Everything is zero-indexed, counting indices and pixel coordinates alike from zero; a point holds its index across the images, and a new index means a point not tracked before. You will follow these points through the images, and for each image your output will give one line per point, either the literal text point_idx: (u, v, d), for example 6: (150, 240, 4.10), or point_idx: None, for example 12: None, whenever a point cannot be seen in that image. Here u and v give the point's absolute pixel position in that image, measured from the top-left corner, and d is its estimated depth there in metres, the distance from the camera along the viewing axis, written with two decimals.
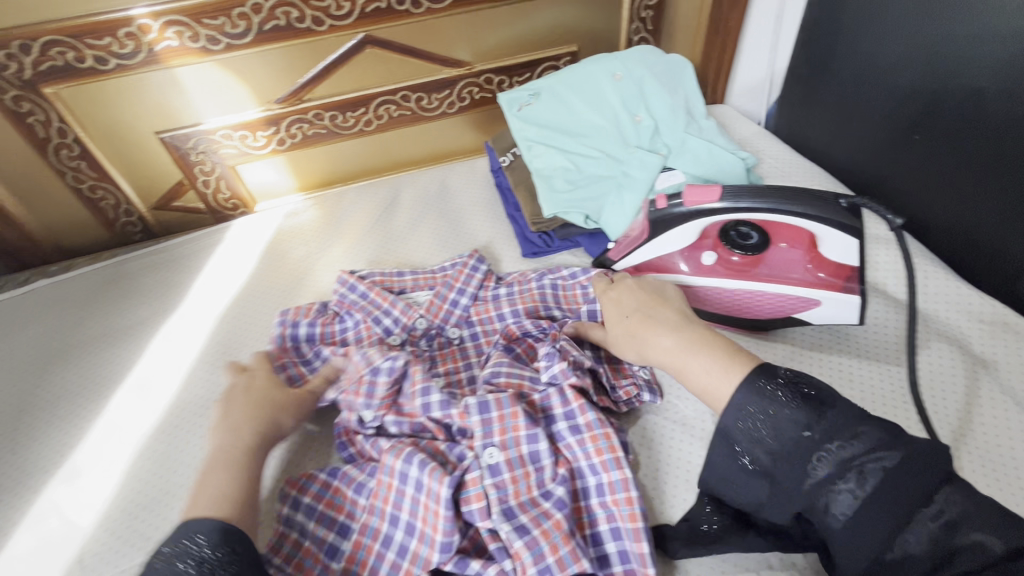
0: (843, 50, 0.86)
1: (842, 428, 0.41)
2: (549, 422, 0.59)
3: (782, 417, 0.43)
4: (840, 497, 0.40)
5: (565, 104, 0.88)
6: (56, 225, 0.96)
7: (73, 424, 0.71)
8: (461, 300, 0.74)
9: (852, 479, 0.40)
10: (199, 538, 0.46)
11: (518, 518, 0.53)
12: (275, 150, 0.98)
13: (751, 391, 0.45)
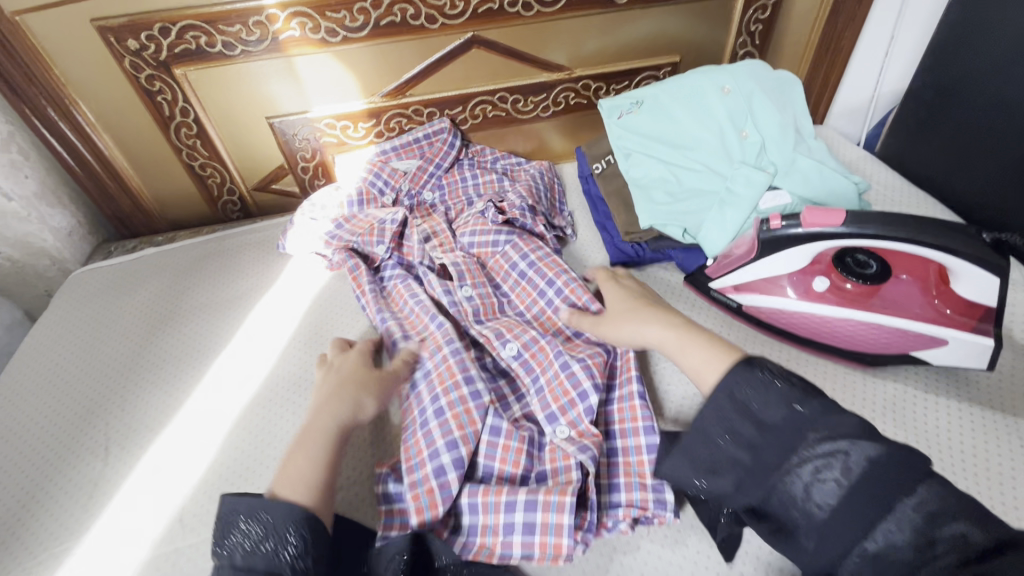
0: (976, 75, 0.80)
1: (817, 422, 0.44)
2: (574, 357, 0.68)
3: (772, 399, 0.46)
4: (817, 484, 0.42)
5: (668, 115, 0.86)
6: (166, 197, 1.03)
7: (176, 386, 0.75)
8: (520, 263, 0.78)
9: (831, 472, 0.42)
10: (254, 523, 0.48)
11: (558, 431, 0.61)
12: (372, 142, 1.01)
13: (740, 370, 0.48)
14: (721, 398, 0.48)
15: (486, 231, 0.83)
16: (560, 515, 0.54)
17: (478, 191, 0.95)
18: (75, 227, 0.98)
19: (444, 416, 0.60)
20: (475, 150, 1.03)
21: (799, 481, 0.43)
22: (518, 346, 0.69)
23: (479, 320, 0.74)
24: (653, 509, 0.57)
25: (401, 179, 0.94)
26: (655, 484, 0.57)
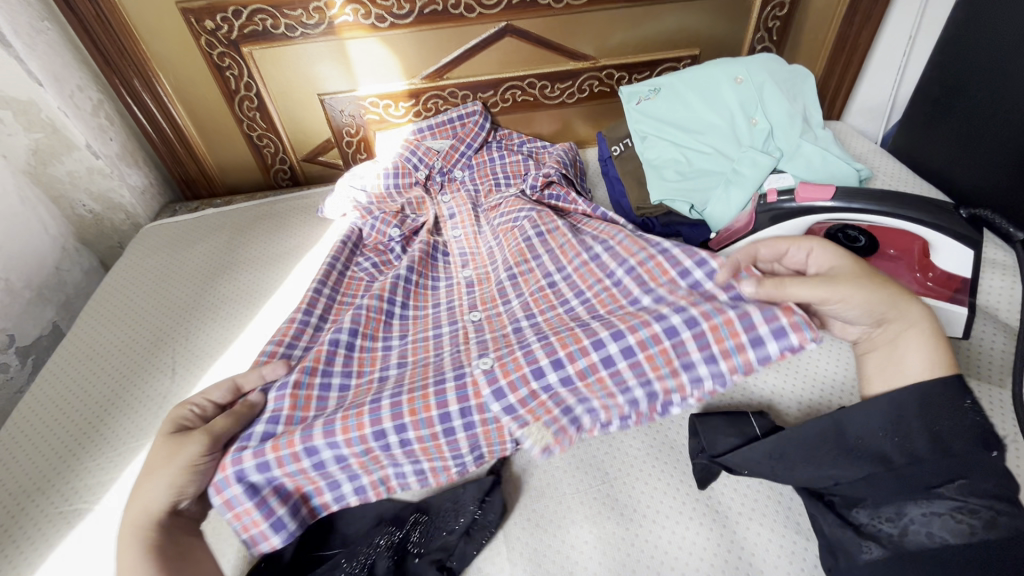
0: (979, 72, 0.84)
1: (990, 480, 0.46)
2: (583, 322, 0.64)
3: (965, 432, 0.47)
4: (942, 519, 0.45)
5: (683, 103, 0.93)
6: (226, 164, 1.15)
7: (231, 323, 0.85)
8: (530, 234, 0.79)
9: (967, 519, 0.44)
10: None
11: (507, 398, 0.56)
12: (410, 120, 1.11)
13: (937, 391, 0.49)
14: (910, 408, 0.50)
15: (514, 209, 0.88)
16: (503, 442, 0.59)
17: (503, 170, 1.03)
18: (147, 186, 1.11)
19: (348, 392, 0.63)
20: (502, 135, 1.12)
21: (925, 507, 0.46)
22: (489, 338, 0.66)
23: (475, 309, 0.73)
24: (692, 389, 0.55)
25: (435, 156, 1.02)
26: (683, 363, 0.54)
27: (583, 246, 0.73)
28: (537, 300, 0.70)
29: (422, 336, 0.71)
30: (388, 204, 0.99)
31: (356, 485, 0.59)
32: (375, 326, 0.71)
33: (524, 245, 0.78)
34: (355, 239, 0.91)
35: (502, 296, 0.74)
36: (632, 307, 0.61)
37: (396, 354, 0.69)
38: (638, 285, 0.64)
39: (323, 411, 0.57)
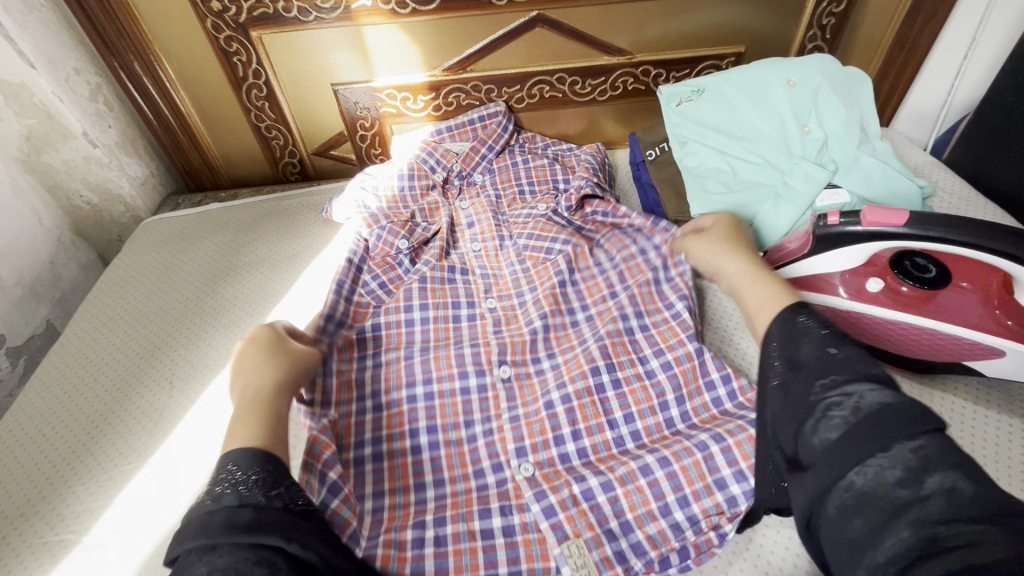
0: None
1: (850, 365, 0.42)
2: (612, 425, 0.65)
3: (801, 336, 0.45)
4: (820, 420, 0.40)
5: (729, 106, 0.85)
6: (233, 155, 1.08)
7: (235, 332, 0.79)
8: (563, 279, 0.78)
9: (839, 412, 0.40)
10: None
11: (547, 498, 0.58)
12: (430, 115, 1.03)
13: (785, 318, 0.48)
14: (767, 345, 0.47)
15: (545, 234, 0.84)
16: (545, 561, 0.54)
17: (529, 177, 0.97)
18: (148, 177, 1.05)
19: (381, 465, 0.62)
20: (526, 136, 1.05)
21: (816, 409, 0.41)
22: (521, 412, 0.66)
23: (505, 359, 0.70)
24: (728, 510, 0.56)
25: (453, 158, 0.96)
26: (716, 481, 0.57)
27: (622, 320, 0.72)
28: (570, 367, 0.69)
29: (449, 384, 0.69)
30: (399, 211, 0.91)
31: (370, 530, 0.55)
32: (396, 376, 0.69)
33: (557, 288, 0.77)
34: (361, 252, 0.83)
35: (534, 347, 0.72)
36: (667, 428, 0.64)
37: (423, 401, 0.67)
38: (672, 386, 0.66)
39: (372, 494, 0.59)
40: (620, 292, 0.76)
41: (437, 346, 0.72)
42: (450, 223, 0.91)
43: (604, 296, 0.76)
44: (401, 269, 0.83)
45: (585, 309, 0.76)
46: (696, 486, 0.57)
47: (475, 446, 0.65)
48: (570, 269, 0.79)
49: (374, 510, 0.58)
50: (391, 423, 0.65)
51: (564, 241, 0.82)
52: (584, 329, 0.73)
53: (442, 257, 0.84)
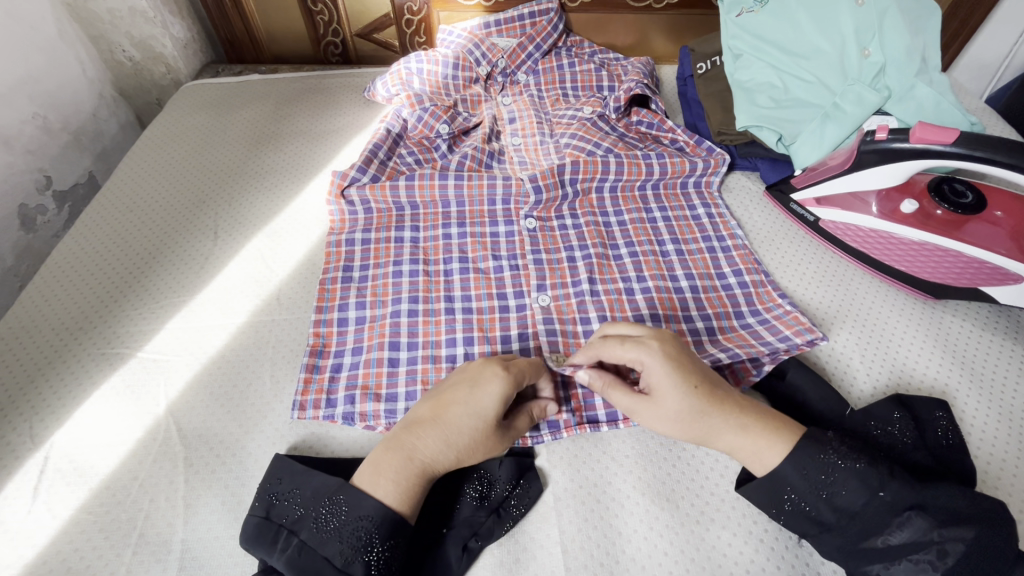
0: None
1: (902, 497, 0.46)
2: (624, 284, 0.71)
3: (845, 478, 0.47)
4: (903, 568, 0.45)
5: (791, 20, 0.83)
6: (275, 28, 1.06)
7: (277, 194, 0.81)
8: (605, 186, 0.79)
9: (926, 558, 0.44)
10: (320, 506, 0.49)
11: (555, 335, 0.65)
12: (479, 5, 1.01)
13: (810, 449, 0.49)
14: (795, 484, 0.49)
15: (584, 140, 0.84)
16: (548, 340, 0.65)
17: (573, 80, 0.97)
18: (190, 40, 1.04)
19: (414, 366, 0.62)
20: (573, 40, 1.03)
21: (887, 560, 0.45)
22: (559, 334, 0.66)
23: (539, 250, 0.74)
24: (693, 339, 0.65)
25: (500, 53, 0.94)
26: (687, 316, 0.68)
27: (655, 236, 0.76)
28: (601, 265, 0.72)
29: (488, 301, 0.68)
30: (441, 97, 0.91)
31: (410, 355, 0.63)
32: (434, 251, 0.74)
33: (594, 192, 0.80)
34: (399, 129, 0.85)
35: (565, 238, 0.75)
36: (661, 257, 0.74)
37: (460, 313, 0.67)
38: (669, 231, 0.77)
39: (407, 345, 0.64)
40: (658, 213, 0.79)
41: (476, 232, 0.76)
42: (493, 116, 0.91)
43: (639, 209, 0.79)
44: (438, 151, 0.85)
45: (619, 218, 0.78)
46: (676, 312, 0.68)
47: (506, 314, 0.67)
48: (619, 169, 0.79)
49: (389, 411, 0.59)
50: (427, 329, 0.66)
51: (607, 150, 0.83)
52: (609, 240, 0.76)
53: (484, 143, 0.85)
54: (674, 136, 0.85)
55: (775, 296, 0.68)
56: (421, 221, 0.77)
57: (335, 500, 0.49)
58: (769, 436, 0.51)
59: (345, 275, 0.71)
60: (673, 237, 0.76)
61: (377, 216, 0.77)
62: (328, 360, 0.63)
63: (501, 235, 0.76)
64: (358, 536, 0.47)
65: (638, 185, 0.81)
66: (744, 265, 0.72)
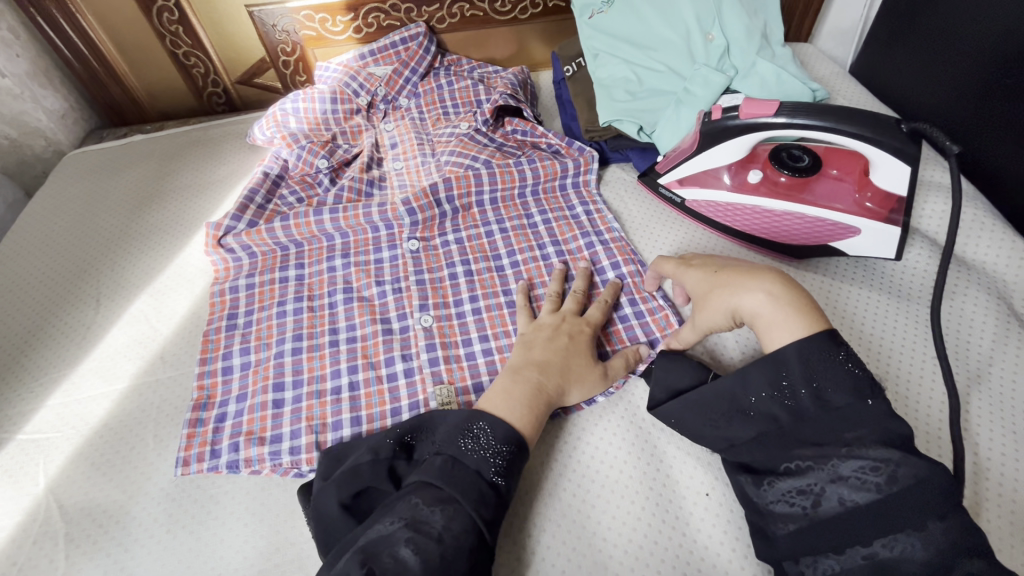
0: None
1: (876, 423, 0.47)
2: (505, 294, 0.73)
3: (842, 381, 0.48)
4: (847, 483, 0.45)
5: (638, 15, 0.87)
6: (154, 87, 1.06)
7: (159, 254, 0.81)
8: (484, 198, 0.82)
9: (872, 477, 0.44)
10: (474, 432, 0.52)
11: (436, 352, 0.66)
12: (351, 38, 1.02)
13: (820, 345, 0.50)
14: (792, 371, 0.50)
15: (463, 154, 0.86)
16: (430, 358, 0.66)
17: (452, 98, 0.99)
18: (67, 110, 1.03)
19: (299, 404, 0.63)
20: (450, 59, 1.06)
21: (834, 465, 0.46)
22: (441, 354, 0.66)
23: (421, 270, 0.75)
24: None
25: (377, 81, 0.97)
26: None
27: (535, 240, 0.78)
28: (482, 278, 0.74)
29: (372, 328, 0.69)
30: (320, 132, 0.92)
31: (294, 394, 0.63)
32: (319, 285, 0.74)
33: (474, 206, 0.82)
34: (280, 171, 0.86)
35: (447, 256, 0.77)
36: (542, 260, 0.76)
37: (344, 344, 0.68)
38: (548, 233, 0.79)
39: (292, 384, 0.64)
40: (538, 217, 0.81)
41: (359, 260, 0.77)
42: (374, 143, 0.93)
43: (520, 216, 0.81)
44: (321, 187, 0.85)
45: (500, 227, 0.80)
46: None
47: (389, 337, 0.68)
48: (494, 186, 0.81)
49: (274, 453, 0.59)
50: (312, 364, 0.66)
51: (485, 162, 0.85)
52: (491, 251, 0.77)
53: (364, 172, 0.87)
54: (548, 140, 0.88)
55: (650, 286, 0.71)
56: (306, 258, 0.78)
57: (473, 421, 0.53)
58: (789, 312, 0.53)
59: (229, 323, 0.71)
60: (553, 238, 0.78)
61: (261, 260, 0.77)
62: (213, 412, 0.63)
63: (384, 261, 0.77)
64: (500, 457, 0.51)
65: (517, 193, 0.83)
66: (621, 257, 0.74)
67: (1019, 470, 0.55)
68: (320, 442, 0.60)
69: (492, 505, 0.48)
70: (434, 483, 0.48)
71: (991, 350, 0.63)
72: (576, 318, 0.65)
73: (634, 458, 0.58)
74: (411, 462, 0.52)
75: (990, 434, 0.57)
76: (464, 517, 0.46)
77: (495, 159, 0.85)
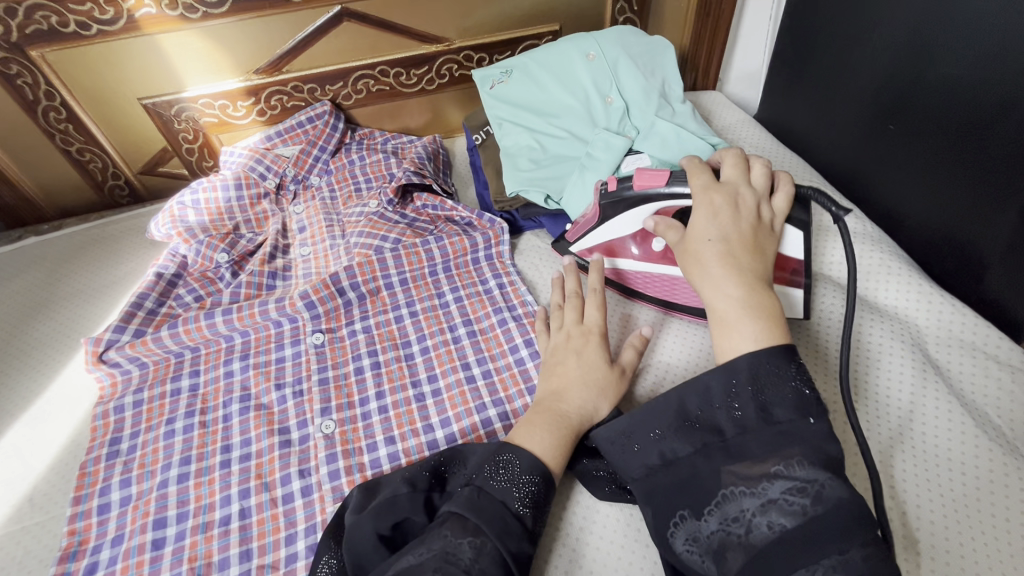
0: (839, 29, 0.83)
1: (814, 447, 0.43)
2: (414, 385, 0.68)
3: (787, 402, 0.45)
4: (777, 506, 0.41)
5: (538, 84, 0.87)
6: (50, 185, 1.01)
7: (41, 373, 0.74)
8: (394, 280, 0.78)
9: (799, 499, 0.41)
10: (498, 458, 0.50)
11: (337, 463, 0.61)
12: (256, 120, 1.00)
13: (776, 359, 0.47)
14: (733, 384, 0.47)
15: (373, 235, 0.83)
16: (331, 469, 0.60)
17: (364, 173, 0.96)
18: None
19: (182, 542, 0.56)
20: (362, 133, 1.04)
21: (760, 489, 0.42)
22: (342, 465, 0.61)
23: (325, 367, 0.70)
24: (483, 430, 0.63)
25: (285, 163, 0.93)
26: (478, 406, 0.65)
27: (446, 322, 0.74)
28: (390, 370, 0.70)
29: (268, 441, 0.64)
30: (223, 223, 0.88)
31: (177, 530, 0.57)
32: (214, 395, 0.69)
33: (383, 289, 0.78)
34: (177, 268, 0.81)
35: (353, 348, 0.72)
36: (454, 343, 0.72)
37: (237, 463, 0.62)
38: (461, 312, 0.75)
39: (175, 518, 0.58)
40: (450, 295, 0.77)
41: (259, 362, 0.72)
42: (280, 229, 0.89)
43: (431, 296, 0.77)
44: (221, 282, 0.81)
45: (412, 310, 0.76)
46: (468, 404, 0.65)
47: (287, 450, 0.63)
48: (402, 271, 0.79)
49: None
50: (199, 492, 0.60)
51: (394, 241, 0.82)
52: (399, 339, 0.73)
53: (266, 263, 0.83)
54: (460, 213, 0.86)
55: None
56: (202, 364, 0.72)
57: (496, 450, 0.51)
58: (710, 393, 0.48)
59: (111, 450, 0.65)
60: (465, 318, 0.74)
61: (151, 373, 0.71)
62: (81, 562, 0.56)
63: (284, 361, 0.72)
64: (529, 484, 0.49)
65: (427, 271, 0.80)
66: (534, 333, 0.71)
67: (950, 529, 0.53)
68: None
69: (518, 536, 0.46)
70: (459, 513, 0.46)
71: (915, 402, 0.62)
72: (585, 326, 0.63)
73: (545, 549, 0.54)
74: (445, 495, 0.52)
75: (919, 504, 0.55)
76: (490, 550, 0.44)
77: (404, 237, 0.82)
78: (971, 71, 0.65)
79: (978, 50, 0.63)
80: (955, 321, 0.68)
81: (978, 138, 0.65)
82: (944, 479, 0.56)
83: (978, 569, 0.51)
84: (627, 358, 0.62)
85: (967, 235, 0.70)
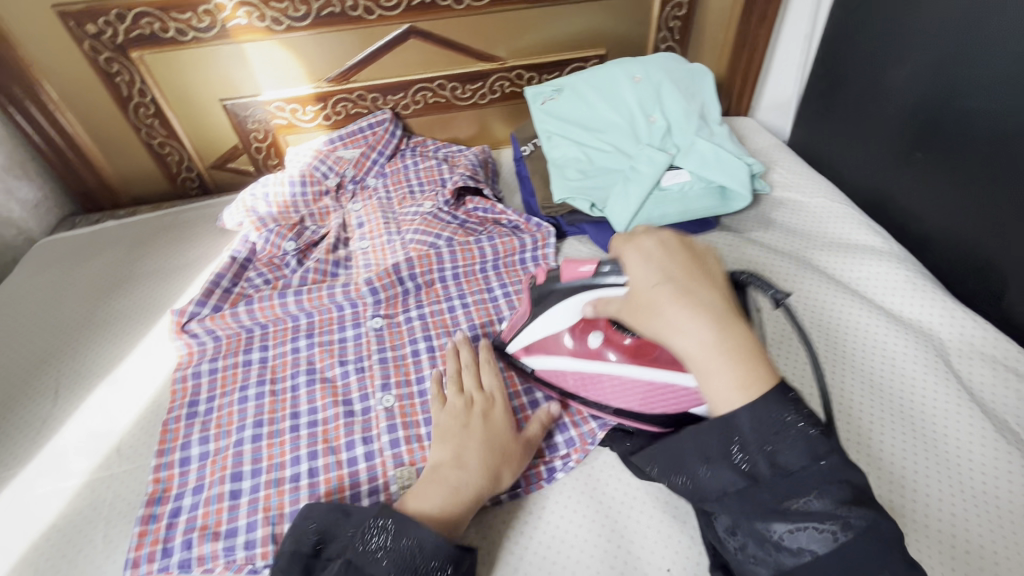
0: (871, 64, 0.89)
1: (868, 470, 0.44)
2: None
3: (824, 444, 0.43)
4: (806, 533, 0.42)
5: (586, 102, 0.95)
6: (129, 174, 1.10)
7: (124, 341, 0.81)
8: (447, 274, 0.85)
9: (830, 529, 0.42)
10: (381, 523, 0.51)
11: (397, 433, 0.67)
12: (321, 125, 1.09)
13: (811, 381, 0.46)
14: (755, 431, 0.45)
15: (427, 232, 0.90)
16: (392, 437, 0.66)
17: (417, 177, 1.03)
18: (41, 200, 1.05)
19: (257, 494, 0.62)
20: (416, 141, 1.12)
21: (789, 521, 0.43)
22: (402, 435, 0.66)
23: (384, 347, 0.77)
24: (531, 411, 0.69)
25: (346, 164, 1.01)
26: (526, 390, 0.71)
27: (496, 314, 0.80)
28: (444, 354, 0.75)
29: (333, 410, 0.70)
30: (289, 215, 0.96)
31: (253, 483, 0.63)
32: (282, 367, 0.75)
33: (437, 281, 0.84)
34: (248, 254, 0.88)
35: (409, 332, 0.79)
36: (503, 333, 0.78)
37: (305, 428, 0.68)
38: (509, 306, 0.81)
39: (251, 473, 0.64)
40: (499, 290, 0.83)
41: (324, 341, 0.78)
42: (341, 224, 0.96)
43: (481, 291, 0.83)
44: (287, 269, 0.87)
45: (463, 302, 0.82)
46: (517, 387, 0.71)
47: (351, 419, 0.69)
48: (456, 265, 0.85)
49: (227, 549, 0.58)
50: (272, 451, 0.66)
51: (447, 239, 0.88)
52: (451, 327, 0.79)
53: (330, 253, 0.90)
54: (509, 217, 0.93)
55: None
56: (270, 339, 0.78)
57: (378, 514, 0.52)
58: None
59: (190, 411, 0.71)
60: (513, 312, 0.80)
61: (225, 346, 0.78)
62: (166, 506, 0.62)
63: (346, 342, 0.78)
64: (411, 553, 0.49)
65: (478, 268, 0.86)
66: None
67: (970, 520, 0.57)
68: (277, 534, 0.59)
69: None
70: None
71: (940, 407, 0.66)
72: (482, 396, 0.64)
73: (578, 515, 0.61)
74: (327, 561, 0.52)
75: (943, 497, 0.59)
76: None
77: (457, 235, 0.89)
78: (996, 106, 0.70)
79: (1003, 87, 0.69)
80: (982, 335, 0.72)
81: (1002, 168, 0.71)
82: (966, 477, 0.60)
83: (997, 559, 0.54)
84: (533, 430, 0.63)
85: (989, 257, 0.74)
